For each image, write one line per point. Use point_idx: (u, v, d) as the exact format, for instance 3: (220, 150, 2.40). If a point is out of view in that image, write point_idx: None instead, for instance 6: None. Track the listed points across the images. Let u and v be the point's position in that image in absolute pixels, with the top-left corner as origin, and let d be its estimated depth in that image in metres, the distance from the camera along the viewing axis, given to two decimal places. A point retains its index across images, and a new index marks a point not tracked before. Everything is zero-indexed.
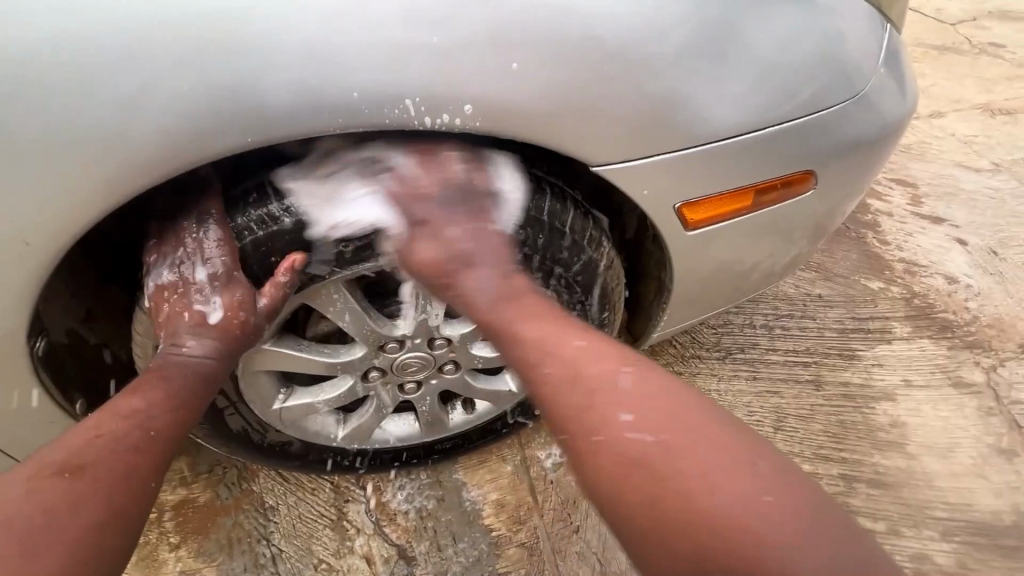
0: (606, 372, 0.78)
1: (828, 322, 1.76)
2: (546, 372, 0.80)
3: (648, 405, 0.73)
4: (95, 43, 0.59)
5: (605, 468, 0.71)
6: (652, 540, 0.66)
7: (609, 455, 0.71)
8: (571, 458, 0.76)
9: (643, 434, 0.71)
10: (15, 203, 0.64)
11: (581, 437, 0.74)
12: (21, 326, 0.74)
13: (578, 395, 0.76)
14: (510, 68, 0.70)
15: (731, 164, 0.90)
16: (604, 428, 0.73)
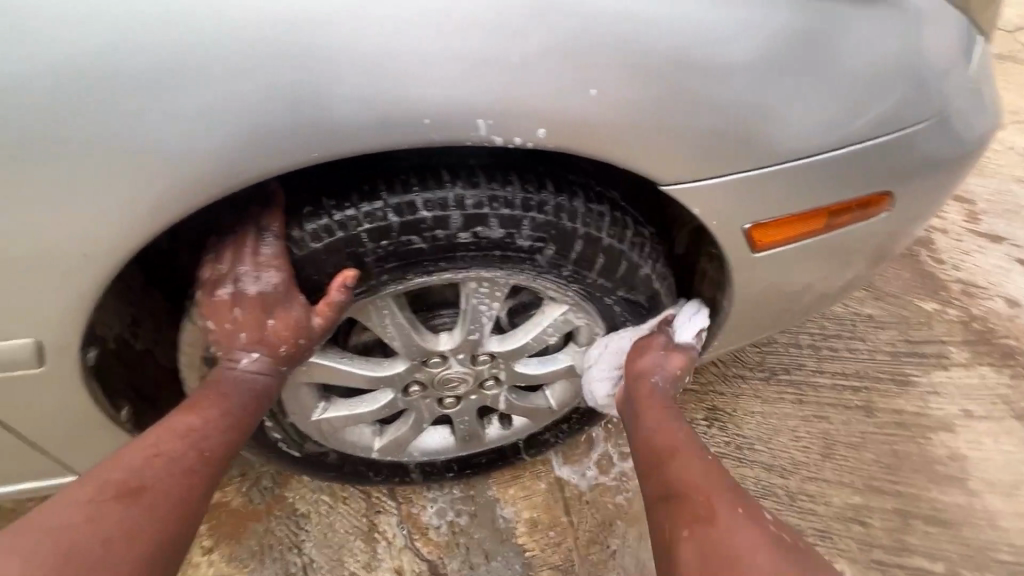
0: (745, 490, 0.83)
1: (880, 344, 1.68)
2: (706, 459, 0.88)
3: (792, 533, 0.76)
4: (85, 56, 0.56)
5: (739, 535, 0.73)
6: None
7: (744, 524, 0.75)
8: (691, 515, 0.78)
9: (784, 535, 0.75)
10: (80, 217, 0.63)
11: (722, 503, 0.78)
12: (73, 337, 0.72)
13: (726, 478, 0.84)
14: (587, 92, 0.66)
15: (807, 184, 0.85)
16: (750, 510, 0.77)
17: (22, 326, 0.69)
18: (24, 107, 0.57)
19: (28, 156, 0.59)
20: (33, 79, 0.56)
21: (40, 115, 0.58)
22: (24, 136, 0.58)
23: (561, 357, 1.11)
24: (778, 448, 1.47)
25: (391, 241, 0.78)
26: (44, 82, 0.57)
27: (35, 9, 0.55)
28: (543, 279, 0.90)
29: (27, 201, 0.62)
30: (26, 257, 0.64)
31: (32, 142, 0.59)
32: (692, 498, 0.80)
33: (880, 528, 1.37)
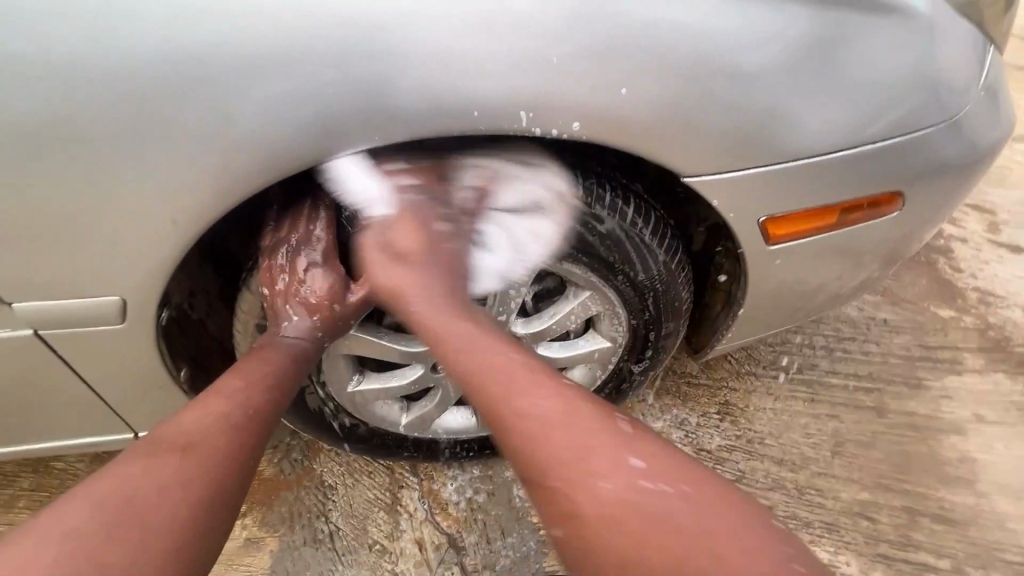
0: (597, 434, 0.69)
1: (894, 348, 1.70)
2: (542, 408, 0.72)
3: (657, 455, 0.68)
4: (180, 46, 0.63)
5: (617, 530, 0.61)
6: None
7: (617, 508, 0.63)
8: (559, 517, 0.65)
9: (656, 483, 0.64)
10: (163, 190, 0.70)
11: (585, 486, 0.65)
12: (150, 298, 0.80)
13: (578, 429, 0.70)
14: (620, 92, 0.73)
15: (821, 181, 0.90)
16: (614, 472, 0.65)
17: (109, 286, 0.77)
18: (120, 89, 0.64)
19: (122, 140, 0.67)
20: (134, 70, 0.63)
21: (133, 97, 0.64)
22: (119, 121, 0.65)
23: (581, 343, 1.18)
24: (788, 443, 1.51)
25: None
26: (143, 68, 0.63)
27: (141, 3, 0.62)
28: (568, 264, 0.96)
29: (118, 179, 0.69)
30: (112, 224, 0.71)
31: (127, 127, 0.66)
32: (552, 490, 0.66)
33: (887, 524, 1.40)
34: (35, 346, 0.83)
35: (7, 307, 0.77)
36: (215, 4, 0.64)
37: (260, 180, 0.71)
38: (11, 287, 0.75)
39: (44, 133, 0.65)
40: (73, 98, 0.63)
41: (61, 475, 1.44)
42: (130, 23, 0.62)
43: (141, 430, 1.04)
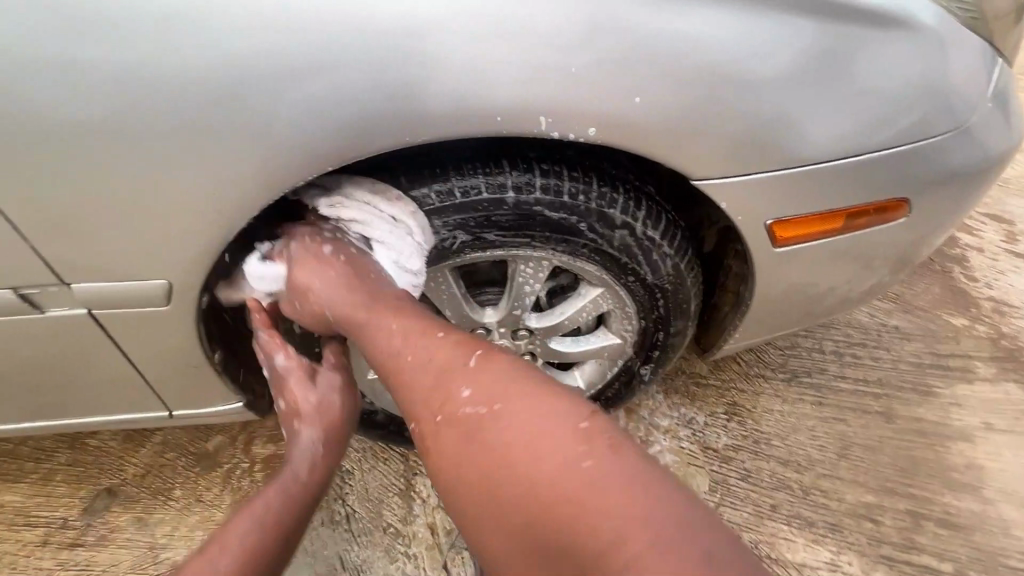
0: (454, 377, 0.76)
1: (904, 355, 1.72)
2: (404, 359, 0.82)
3: (487, 376, 0.74)
4: (228, 51, 0.69)
5: (455, 455, 0.71)
6: (492, 524, 0.66)
7: (455, 438, 0.72)
8: (424, 448, 0.76)
9: (480, 408, 0.72)
10: (209, 182, 0.76)
11: (432, 424, 0.75)
12: (193, 282, 0.86)
13: (427, 372, 0.79)
14: (634, 99, 0.77)
15: (829, 186, 0.93)
16: (445, 407, 0.75)
17: (158, 270, 0.84)
18: (175, 89, 0.69)
19: (177, 136, 0.72)
20: (187, 72, 0.69)
21: (186, 96, 0.70)
22: (175, 120, 0.71)
23: (593, 339, 1.22)
24: (795, 445, 1.53)
25: (454, 217, 0.90)
26: (195, 70, 0.69)
27: (195, 8, 0.67)
28: (580, 261, 1.01)
29: (171, 173, 0.75)
30: (163, 214, 0.78)
31: (180, 125, 0.72)
32: (417, 430, 0.78)
33: (891, 527, 1.43)
34: (87, 325, 0.90)
35: (65, 287, 0.84)
36: (259, 9, 0.68)
37: (299, 174, 0.77)
38: (70, 269, 0.82)
39: (106, 129, 0.71)
40: (135, 98, 0.69)
41: (95, 452, 1.52)
42: (182, 27, 0.67)
43: (176, 408, 1.11)
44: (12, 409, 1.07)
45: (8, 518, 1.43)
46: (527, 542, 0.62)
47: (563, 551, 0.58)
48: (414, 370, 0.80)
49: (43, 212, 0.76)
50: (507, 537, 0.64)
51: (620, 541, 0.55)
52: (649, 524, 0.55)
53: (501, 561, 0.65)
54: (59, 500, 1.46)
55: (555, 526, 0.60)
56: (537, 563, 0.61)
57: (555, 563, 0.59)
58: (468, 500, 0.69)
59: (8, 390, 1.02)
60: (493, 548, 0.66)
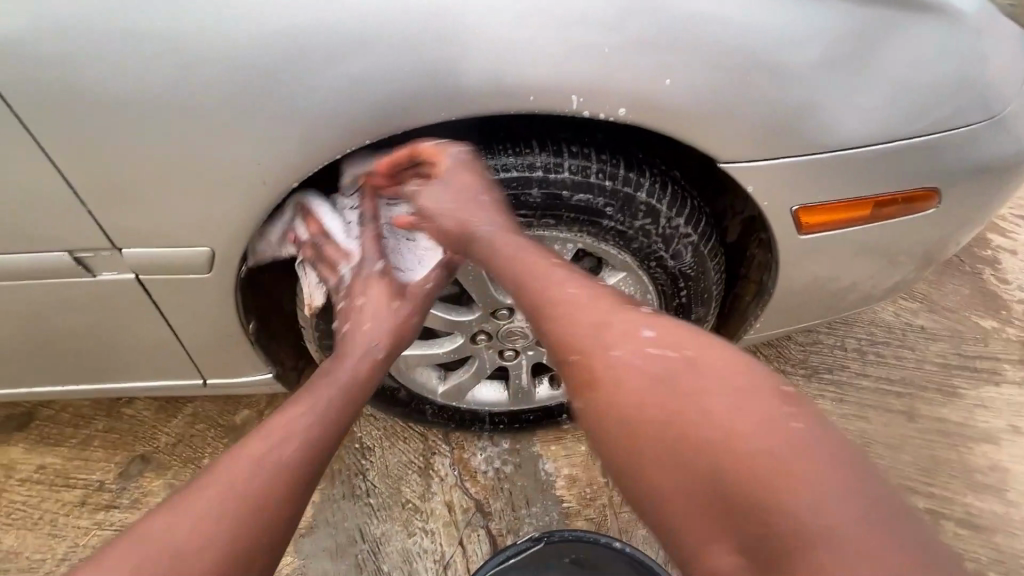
0: (629, 320, 0.68)
1: (929, 355, 1.69)
2: (567, 291, 0.73)
3: (671, 329, 0.67)
4: (276, 27, 0.72)
5: (624, 390, 0.63)
6: (659, 465, 0.59)
7: (632, 374, 0.64)
8: (578, 380, 0.68)
9: (664, 351, 0.64)
10: (253, 153, 0.80)
11: (598, 353, 0.67)
12: (234, 251, 0.90)
13: (596, 309, 0.70)
14: (665, 82, 0.79)
15: (858, 173, 0.94)
16: (625, 342, 0.66)
17: (202, 238, 0.88)
18: (226, 63, 0.73)
19: (227, 108, 0.76)
20: (237, 47, 0.73)
21: (235, 69, 0.74)
22: (225, 92, 0.75)
23: None
24: None
25: None
26: (245, 45, 0.73)
27: None
28: (605, 243, 1.02)
29: (219, 144, 0.79)
30: (209, 184, 0.82)
31: (229, 98, 0.76)
32: (570, 360, 0.69)
33: None
34: (134, 290, 0.95)
35: (116, 252, 0.89)
36: None
37: (338, 148, 0.81)
38: (122, 234, 0.87)
39: (161, 101, 0.75)
40: (190, 70, 0.73)
41: (130, 420, 1.59)
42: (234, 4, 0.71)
43: (211, 377, 1.16)
44: (58, 371, 1.12)
45: (49, 478, 1.51)
46: (704, 491, 0.55)
47: (756, 521, 0.52)
48: (572, 308, 0.71)
49: (99, 179, 0.81)
50: (686, 490, 0.56)
51: (837, 525, 0.49)
52: (861, 512, 0.49)
53: (662, 505, 0.58)
54: (96, 464, 1.53)
55: (752, 482, 0.53)
56: (713, 518, 0.55)
57: (743, 521, 0.52)
58: (628, 436, 0.61)
59: (57, 353, 1.08)
60: (651, 491, 0.59)
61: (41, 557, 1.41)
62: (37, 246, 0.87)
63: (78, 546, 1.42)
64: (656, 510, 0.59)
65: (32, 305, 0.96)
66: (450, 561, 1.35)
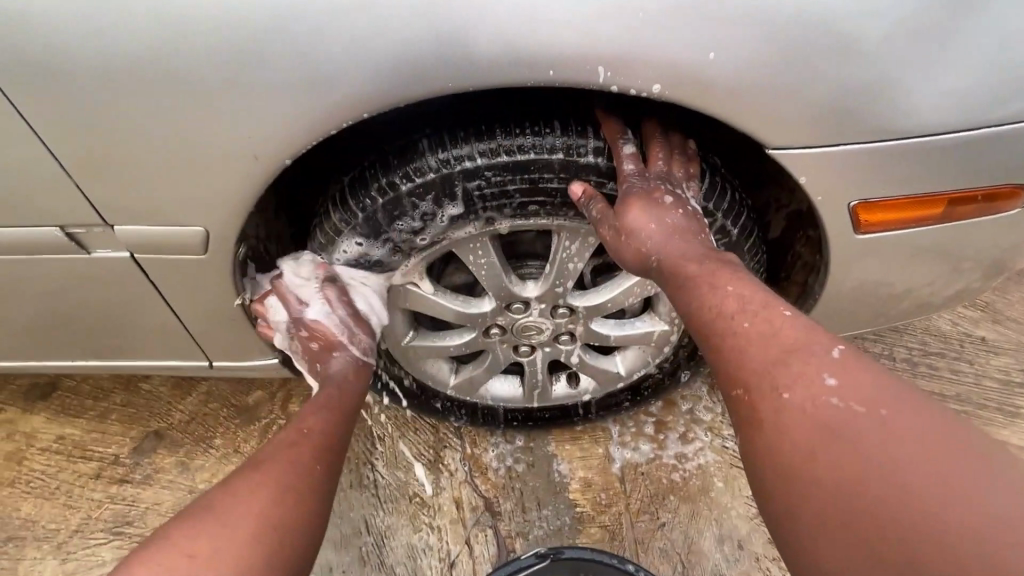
0: (820, 366, 0.63)
1: (989, 370, 1.54)
2: (739, 325, 0.71)
3: (860, 377, 0.61)
4: None
5: (792, 437, 0.61)
6: (807, 520, 0.58)
7: (801, 421, 0.61)
8: (743, 415, 0.67)
9: (847, 404, 0.59)
10: (249, 125, 0.74)
11: (766, 393, 0.65)
12: (231, 231, 0.85)
13: (774, 351, 0.67)
14: (708, 57, 0.68)
15: (932, 165, 0.81)
16: (797, 385, 0.63)
17: (196, 217, 0.83)
18: (215, 22, 0.66)
19: (217, 75, 0.70)
20: (225, 3, 0.65)
21: (224, 28, 0.67)
22: (212, 57, 0.68)
23: (640, 324, 1.16)
24: None
25: (499, 176, 0.83)
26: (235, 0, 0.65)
27: None
28: None
29: (210, 113, 0.73)
30: (202, 157, 0.76)
31: (219, 61, 0.69)
32: (734, 394, 0.69)
33: None
34: (131, 269, 0.91)
35: (109, 228, 0.85)
36: None
37: (339, 120, 0.73)
38: (113, 210, 0.82)
39: (145, 63, 0.68)
40: (172, 31, 0.66)
41: (147, 396, 1.59)
42: None
43: (215, 359, 1.13)
44: (63, 347, 1.11)
45: (67, 449, 1.52)
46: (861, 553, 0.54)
47: None
48: (744, 349, 0.69)
49: (86, 150, 0.76)
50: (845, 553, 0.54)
51: None
52: None
53: (809, 558, 0.58)
54: (111, 438, 1.53)
55: (919, 554, 0.50)
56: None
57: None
58: (782, 482, 0.61)
59: (62, 330, 1.06)
60: (798, 541, 0.59)
61: (56, 527, 1.42)
62: (30, 220, 0.83)
63: (92, 519, 1.43)
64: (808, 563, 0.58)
65: (32, 280, 0.94)
66: (455, 560, 1.30)
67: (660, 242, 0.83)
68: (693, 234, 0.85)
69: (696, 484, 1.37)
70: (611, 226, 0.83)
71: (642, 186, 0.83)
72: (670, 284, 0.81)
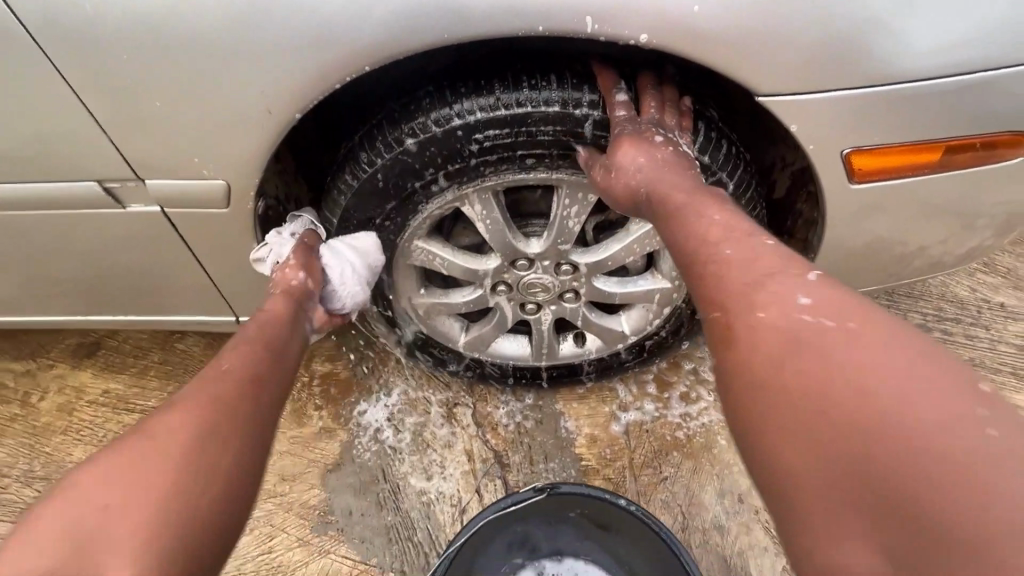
0: (789, 288, 0.64)
1: (1006, 335, 1.52)
2: (722, 253, 0.72)
3: (831, 294, 0.62)
4: None
5: (759, 350, 0.62)
6: (777, 444, 0.57)
7: (770, 336, 0.61)
8: (716, 335, 0.67)
9: (818, 319, 0.60)
10: (262, 81, 0.79)
11: (740, 311, 0.65)
12: (250, 183, 0.91)
13: (754, 272, 0.68)
14: (692, 8, 0.71)
15: (926, 112, 0.81)
16: (771, 304, 0.63)
17: (217, 171, 0.89)
18: None
19: (229, 33, 0.75)
20: None
21: None
22: (224, 15, 0.73)
23: (643, 282, 1.19)
24: None
25: (497, 132, 0.87)
26: None
27: None
28: None
29: (223, 69, 0.78)
30: (220, 113, 0.82)
31: (231, 19, 0.74)
32: (712, 317, 0.69)
33: None
34: (162, 223, 0.99)
35: (140, 183, 0.92)
36: None
37: (343, 74, 0.78)
38: (142, 165, 0.89)
39: (164, 22, 0.74)
40: None
41: (182, 354, 1.71)
42: None
43: (240, 313, 1.21)
44: (104, 302, 1.20)
45: (112, 402, 1.65)
46: (848, 493, 0.51)
47: (914, 538, 0.46)
48: (721, 272, 0.70)
49: (115, 107, 0.82)
50: (821, 480, 0.53)
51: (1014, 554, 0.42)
52: None
53: (782, 483, 0.56)
54: (151, 392, 1.66)
55: (883, 482, 0.49)
56: (847, 517, 0.50)
57: (885, 535, 0.48)
58: (752, 406, 0.61)
59: (101, 284, 1.15)
60: (770, 470, 0.58)
61: None
62: (70, 177, 0.91)
63: None
64: (779, 497, 0.56)
65: (75, 236, 1.02)
66: (465, 507, 1.38)
67: (649, 175, 0.84)
68: (682, 168, 0.86)
69: (699, 441, 1.41)
70: (607, 178, 0.88)
71: (634, 130, 0.86)
72: (657, 216, 0.83)
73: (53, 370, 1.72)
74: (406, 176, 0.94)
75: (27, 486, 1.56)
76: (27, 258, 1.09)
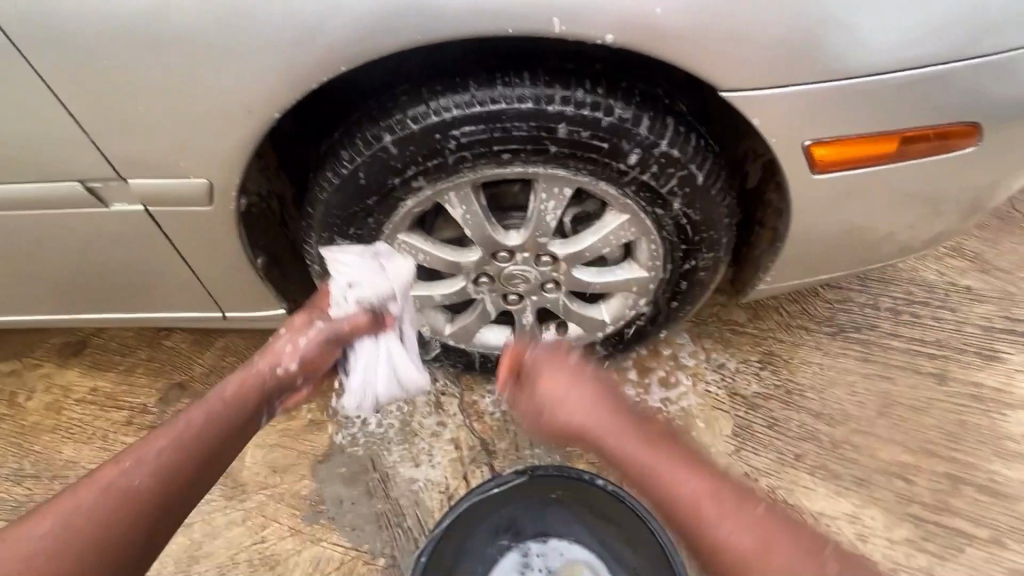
0: (746, 520, 0.72)
1: (971, 317, 1.58)
2: (685, 494, 0.76)
3: (780, 536, 0.70)
4: None
5: (721, 538, 0.72)
6: None
7: (728, 556, 0.71)
8: (678, 517, 0.76)
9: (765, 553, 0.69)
10: (240, 80, 0.80)
11: (702, 516, 0.73)
12: (231, 181, 0.92)
13: (709, 495, 0.75)
14: (654, 8, 0.74)
15: (880, 105, 0.85)
16: (734, 522, 0.72)
17: (198, 169, 0.91)
18: None
19: (207, 33, 0.76)
20: None
21: None
22: (203, 16, 0.75)
23: (620, 272, 1.20)
24: (831, 398, 1.48)
25: (473, 128, 0.90)
26: None
27: None
28: (602, 182, 0.99)
29: (202, 69, 0.79)
30: (200, 112, 0.84)
31: (209, 19, 0.75)
32: (682, 515, 0.75)
33: (924, 487, 1.38)
34: (145, 221, 1.00)
35: (122, 181, 0.93)
36: None
37: (319, 73, 0.80)
38: (124, 164, 0.90)
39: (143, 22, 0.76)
40: None
41: (169, 351, 1.72)
42: None
43: (226, 309, 1.23)
44: (90, 300, 1.21)
45: (100, 399, 1.66)
46: None
47: None
48: (683, 509, 0.75)
49: (96, 107, 0.83)
50: None
51: None
52: None
53: None
54: (140, 389, 1.67)
55: None
56: None
57: None
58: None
59: (86, 282, 1.15)
60: None
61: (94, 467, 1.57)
62: (52, 176, 0.92)
63: None
64: None
65: (58, 236, 1.03)
66: (453, 493, 1.42)
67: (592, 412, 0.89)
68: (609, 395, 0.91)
69: (678, 424, 1.45)
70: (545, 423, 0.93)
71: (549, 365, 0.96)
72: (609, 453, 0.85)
73: (39, 369, 1.72)
74: (386, 172, 0.96)
75: (17, 484, 1.57)
76: (11, 257, 1.09)
